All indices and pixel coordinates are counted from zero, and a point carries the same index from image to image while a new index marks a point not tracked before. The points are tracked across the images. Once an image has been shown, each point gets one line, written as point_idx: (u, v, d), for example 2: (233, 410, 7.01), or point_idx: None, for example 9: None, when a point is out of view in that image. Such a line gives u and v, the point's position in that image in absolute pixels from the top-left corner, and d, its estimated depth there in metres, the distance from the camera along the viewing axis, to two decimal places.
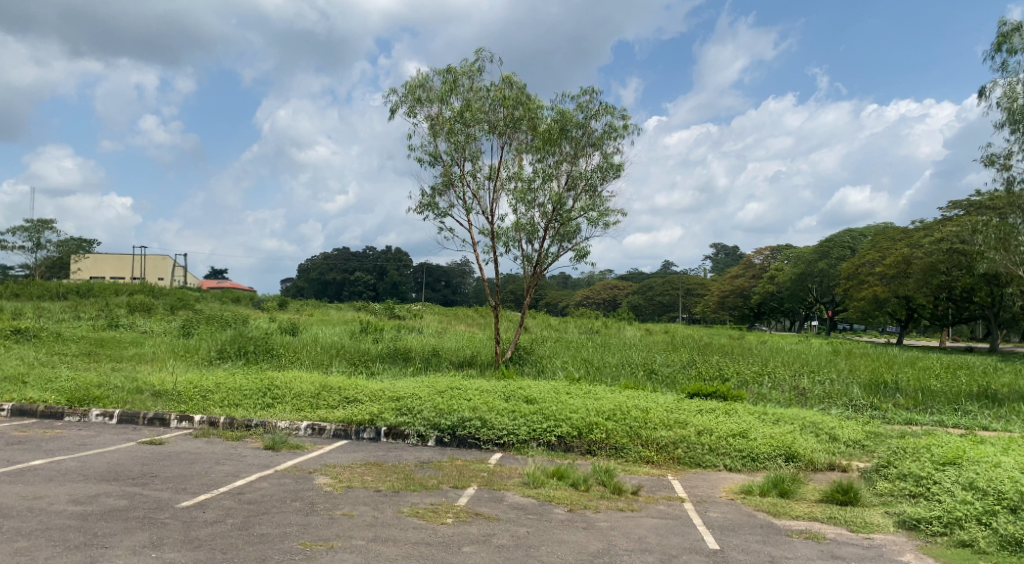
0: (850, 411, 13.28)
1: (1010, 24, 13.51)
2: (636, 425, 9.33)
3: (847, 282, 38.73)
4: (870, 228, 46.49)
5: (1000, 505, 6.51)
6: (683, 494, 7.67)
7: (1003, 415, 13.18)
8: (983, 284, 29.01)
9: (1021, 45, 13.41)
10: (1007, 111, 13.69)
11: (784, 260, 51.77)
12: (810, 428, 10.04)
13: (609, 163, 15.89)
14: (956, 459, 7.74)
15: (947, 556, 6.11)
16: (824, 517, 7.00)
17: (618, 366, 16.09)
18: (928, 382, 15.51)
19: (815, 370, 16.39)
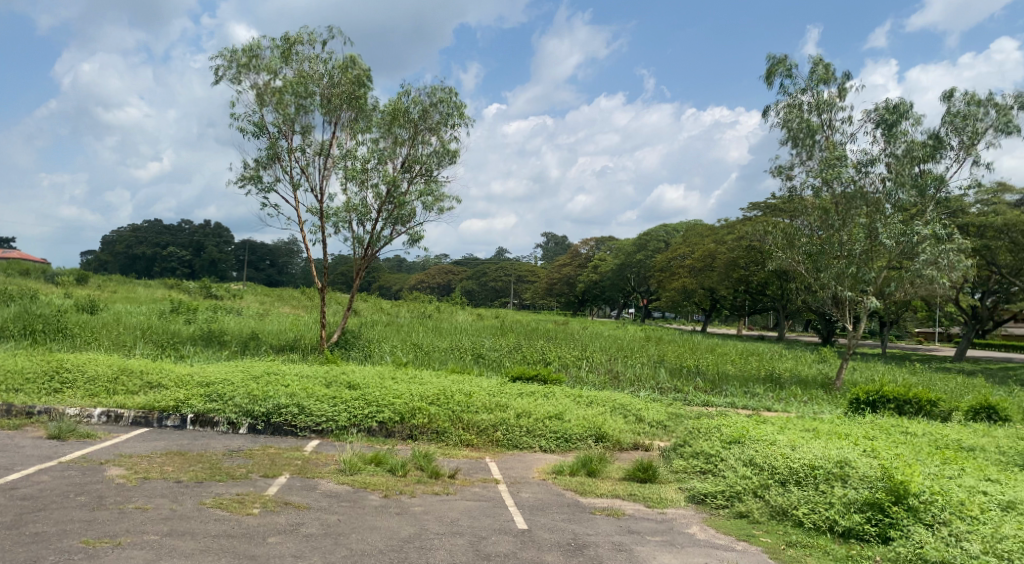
0: (657, 393, 14.28)
1: (776, 58, 15.11)
2: (459, 409, 9.46)
3: (661, 273, 41.45)
4: (684, 225, 50.01)
5: (772, 478, 7.28)
6: (499, 476, 7.89)
7: (785, 396, 14.73)
8: (774, 279, 32.09)
9: (787, 73, 15.00)
10: (787, 130, 15.20)
11: (607, 251, 54.53)
12: (620, 409, 10.67)
13: (444, 148, 15.88)
14: (740, 438, 8.56)
15: (726, 526, 6.75)
16: (626, 494, 7.49)
17: (446, 351, 16.21)
18: (726, 367, 17.01)
19: (628, 356, 17.44)
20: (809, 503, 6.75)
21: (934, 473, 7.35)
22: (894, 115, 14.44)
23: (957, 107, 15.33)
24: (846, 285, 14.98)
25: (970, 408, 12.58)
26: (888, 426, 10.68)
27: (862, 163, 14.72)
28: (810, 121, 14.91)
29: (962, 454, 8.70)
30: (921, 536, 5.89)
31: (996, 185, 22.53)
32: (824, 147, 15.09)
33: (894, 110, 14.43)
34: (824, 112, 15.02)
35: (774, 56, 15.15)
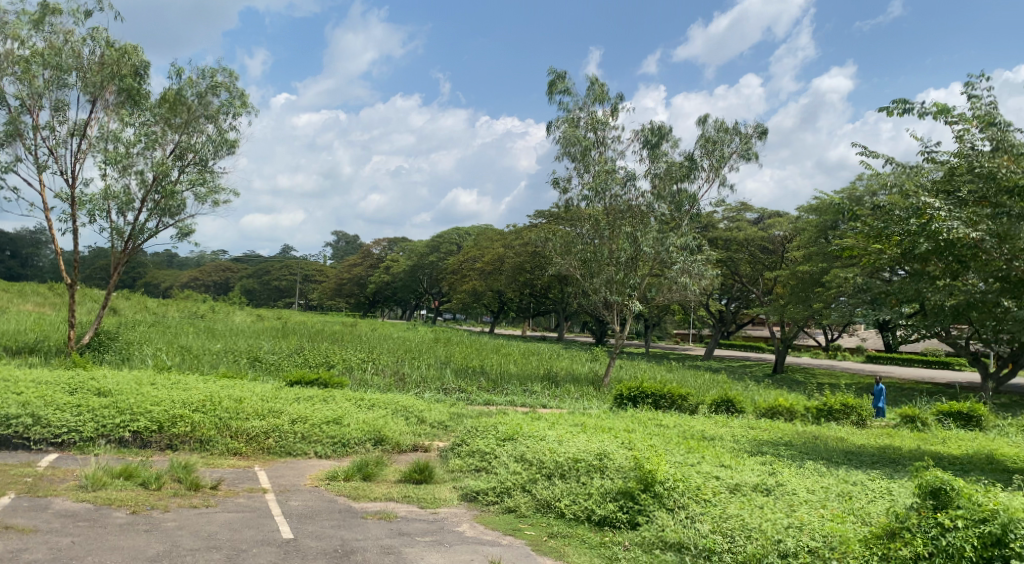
0: (440, 394, 14.43)
1: (558, 73, 15.93)
2: (227, 416, 8.89)
3: (451, 275, 42.03)
4: (472, 229, 51.17)
5: (540, 473, 7.66)
6: (267, 485, 7.52)
7: (560, 394, 15.55)
8: (556, 283, 33.83)
9: (567, 89, 15.89)
10: (566, 143, 16.10)
11: (399, 252, 54.35)
12: (401, 411, 10.64)
13: (222, 138, 14.89)
14: (514, 435, 8.90)
15: (494, 522, 6.99)
16: (399, 496, 7.47)
17: (219, 354, 15.19)
18: (507, 367, 17.60)
19: (414, 357, 17.46)
20: (571, 495, 7.19)
21: (680, 461, 8.14)
22: (657, 136, 15.85)
23: (709, 133, 17.13)
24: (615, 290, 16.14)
25: (714, 401, 14.08)
26: (646, 420, 11.62)
27: (631, 179, 15.96)
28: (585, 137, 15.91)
29: (704, 443, 9.71)
30: (663, 520, 6.47)
31: (740, 204, 25.46)
32: (598, 161, 16.17)
33: (657, 132, 15.84)
34: (599, 129, 16.12)
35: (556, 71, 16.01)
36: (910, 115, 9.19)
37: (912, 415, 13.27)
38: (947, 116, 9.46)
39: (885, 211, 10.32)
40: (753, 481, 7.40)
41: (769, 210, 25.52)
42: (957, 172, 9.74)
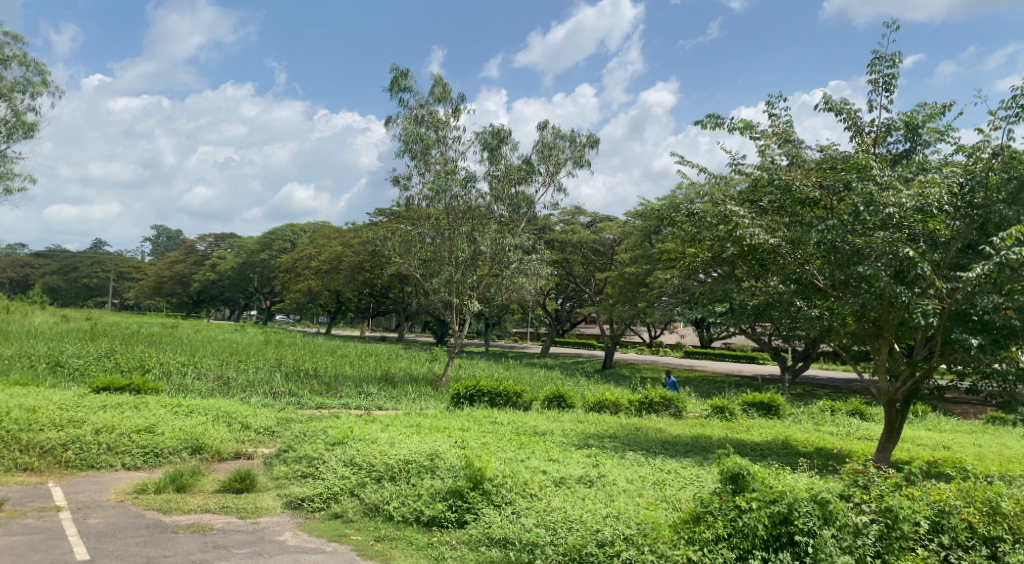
0: (268, 398, 13.80)
1: (400, 70, 15.76)
2: (14, 430, 8.05)
3: (285, 274, 40.36)
4: (308, 226, 49.44)
5: (369, 476, 7.53)
6: (62, 502, 6.85)
7: (396, 394, 15.37)
8: (395, 283, 33.47)
9: (409, 87, 15.76)
10: (405, 141, 15.98)
11: (228, 250, 51.51)
12: (223, 418, 10.07)
13: (18, 119, 13.39)
14: (344, 439, 8.68)
15: (320, 529, 6.78)
16: (217, 507, 7.07)
17: (11, 360, 13.63)
18: (342, 369, 17.15)
19: (242, 359, 16.60)
20: (401, 497, 7.12)
21: (510, 458, 8.30)
22: (496, 139, 16.13)
23: (546, 138, 17.65)
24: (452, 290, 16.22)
25: (546, 397, 14.50)
26: (480, 419, 11.73)
27: (468, 179, 16.10)
28: (426, 135, 15.88)
29: (534, 439, 9.96)
30: (490, 517, 6.57)
31: (573, 207, 26.37)
32: (437, 161, 16.18)
33: (496, 135, 16.12)
34: (439, 129, 16.15)
35: (396, 68, 15.84)
36: (722, 129, 9.96)
37: (721, 405, 14.36)
38: (752, 132, 10.36)
39: (699, 217, 11.10)
40: (578, 473, 7.70)
41: (600, 214, 26.66)
42: (759, 184, 10.68)
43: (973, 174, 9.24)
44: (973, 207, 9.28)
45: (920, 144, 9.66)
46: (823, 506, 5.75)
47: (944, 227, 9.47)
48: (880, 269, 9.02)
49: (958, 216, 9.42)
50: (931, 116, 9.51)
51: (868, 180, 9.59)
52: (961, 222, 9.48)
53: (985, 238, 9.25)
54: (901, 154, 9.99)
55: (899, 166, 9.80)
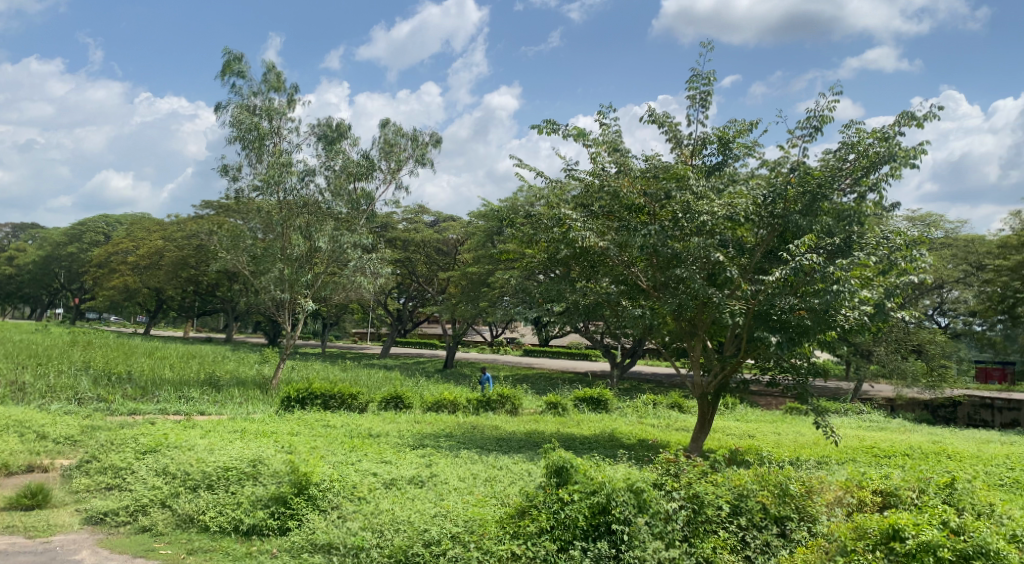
0: (72, 405, 12.56)
1: (233, 54, 14.93)
2: None
3: (97, 269, 36.99)
4: (126, 217, 45.60)
5: (184, 486, 7.06)
6: None
7: (220, 398, 14.50)
8: (224, 280, 31.65)
9: (242, 73, 14.95)
10: (237, 129, 15.18)
11: (29, 241, 46.45)
12: (16, 428, 9.04)
13: None
14: (156, 446, 8.07)
15: (123, 545, 6.30)
16: (0, 528, 6.42)
17: None
18: (161, 372, 15.96)
19: (41, 362, 15.01)
20: (218, 506, 6.72)
21: (339, 461, 8.08)
22: (335, 133, 15.70)
23: (386, 134, 17.41)
24: (284, 288, 15.58)
25: (383, 398, 14.25)
26: (312, 421, 11.33)
27: (303, 173, 15.53)
28: (259, 125, 15.17)
29: (368, 441, 9.76)
30: (314, 523, 6.35)
31: (416, 206, 26.18)
32: (271, 152, 15.49)
33: (335, 129, 15.70)
34: (275, 119, 15.50)
35: (228, 52, 14.99)
36: (558, 134, 10.27)
37: (555, 401, 14.80)
38: (584, 138, 10.77)
39: (534, 220, 11.38)
40: (409, 474, 7.63)
41: (443, 213, 26.65)
42: (591, 189, 11.13)
43: (774, 186, 10.14)
44: (774, 217, 10.20)
45: (730, 157, 10.47)
46: (638, 495, 6.07)
47: (750, 234, 10.31)
48: (695, 272, 9.68)
49: (763, 225, 10.30)
50: (740, 132, 10.33)
51: (686, 190, 10.24)
52: (765, 231, 10.36)
53: (784, 245, 10.28)
54: (715, 166, 10.79)
55: (713, 177, 10.55)
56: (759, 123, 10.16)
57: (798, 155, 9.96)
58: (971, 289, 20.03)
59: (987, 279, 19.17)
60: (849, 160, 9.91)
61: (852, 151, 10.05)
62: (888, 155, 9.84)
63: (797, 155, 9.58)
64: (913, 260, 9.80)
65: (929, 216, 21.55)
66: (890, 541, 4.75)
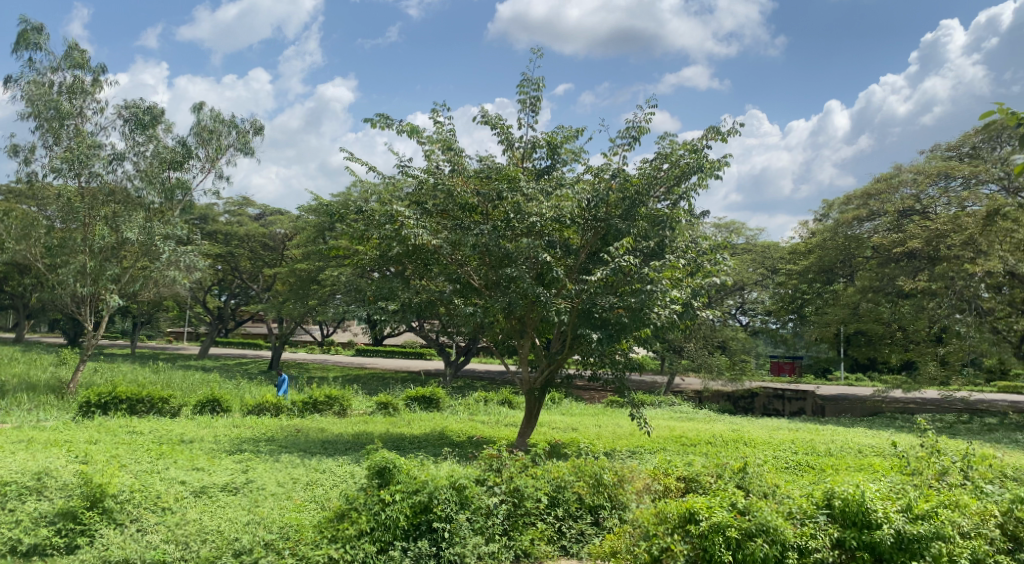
0: None
1: (29, 22, 13.43)
2: None
3: None
4: None
5: None
6: None
7: (6, 405, 12.93)
8: (14, 274, 28.32)
9: (38, 44, 13.48)
10: (31, 106, 13.66)
11: None
12: None
13: None
14: None
15: None
16: None
17: None
18: None
19: None
20: None
21: (142, 470, 7.49)
22: (147, 116, 14.56)
23: (205, 121, 16.38)
24: (85, 283, 14.21)
25: (199, 402, 13.36)
26: (116, 429, 10.40)
27: (111, 158, 14.26)
28: (59, 102, 13.75)
29: (179, 447, 9.10)
30: (109, 538, 5.83)
31: (240, 197, 24.84)
32: (72, 133, 14.08)
33: (148, 112, 14.56)
34: (77, 98, 14.11)
35: (23, 20, 13.46)
36: (390, 130, 10.14)
37: (385, 401, 14.59)
38: (417, 135, 10.71)
39: (365, 216, 11.18)
40: (222, 481, 7.22)
41: (269, 207, 25.48)
42: (423, 186, 11.08)
43: (598, 191, 10.62)
44: (598, 220, 10.68)
45: (558, 162, 10.84)
46: (460, 492, 6.11)
47: (575, 236, 10.74)
48: (523, 271, 9.95)
49: (586, 228, 10.75)
50: (568, 138, 10.73)
51: (516, 191, 10.45)
52: (589, 234, 10.83)
53: (606, 247, 10.71)
54: (544, 170, 11.10)
55: (542, 180, 10.87)
56: (585, 130, 10.61)
57: (619, 163, 10.51)
58: (767, 290, 22.10)
59: (781, 282, 21.23)
60: (664, 169, 10.59)
61: (667, 160, 10.74)
62: (697, 166, 10.63)
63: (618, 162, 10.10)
64: (717, 264, 10.66)
65: (733, 223, 23.50)
66: (686, 524, 5.13)
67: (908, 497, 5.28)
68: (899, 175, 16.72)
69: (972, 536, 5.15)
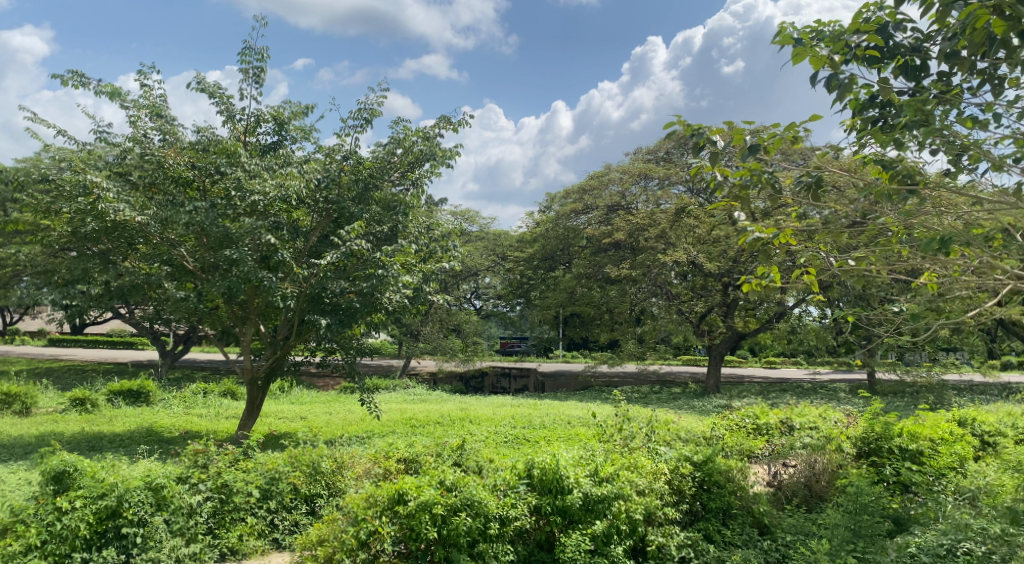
0: None
1: None
2: None
3: None
4: None
5: None
6: None
7: None
8: None
9: None
10: None
11: None
12: None
13: None
14: None
15: None
16: None
17: None
18: None
19: None
20: None
21: None
22: None
23: None
24: None
25: None
26: None
27: None
28: None
29: None
30: None
31: None
32: None
33: None
34: None
35: None
36: (87, 89, 8.93)
37: (81, 397, 12.93)
38: (119, 97, 9.56)
39: (53, 186, 9.78)
40: None
41: None
42: (128, 156, 9.94)
43: (328, 172, 10.30)
44: (329, 202, 10.39)
45: (286, 139, 10.36)
46: (156, 493, 5.57)
47: (305, 218, 10.35)
48: (245, 254, 9.34)
49: (317, 209, 10.40)
50: (296, 115, 10.29)
51: (237, 167, 9.78)
52: (319, 216, 10.51)
53: (336, 230, 10.45)
54: (269, 146, 10.53)
55: (267, 157, 10.32)
56: (314, 108, 10.26)
57: (351, 145, 10.32)
58: (497, 275, 23.21)
59: (509, 268, 22.45)
60: (397, 154, 10.59)
61: (400, 146, 10.77)
62: (429, 153, 10.80)
63: (349, 144, 9.89)
64: (448, 251, 10.96)
65: (467, 211, 24.32)
66: (395, 505, 5.19)
67: (595, 463, 5.86)
68: (609, 173, 18.41)
69: (646, 492, 5.89)
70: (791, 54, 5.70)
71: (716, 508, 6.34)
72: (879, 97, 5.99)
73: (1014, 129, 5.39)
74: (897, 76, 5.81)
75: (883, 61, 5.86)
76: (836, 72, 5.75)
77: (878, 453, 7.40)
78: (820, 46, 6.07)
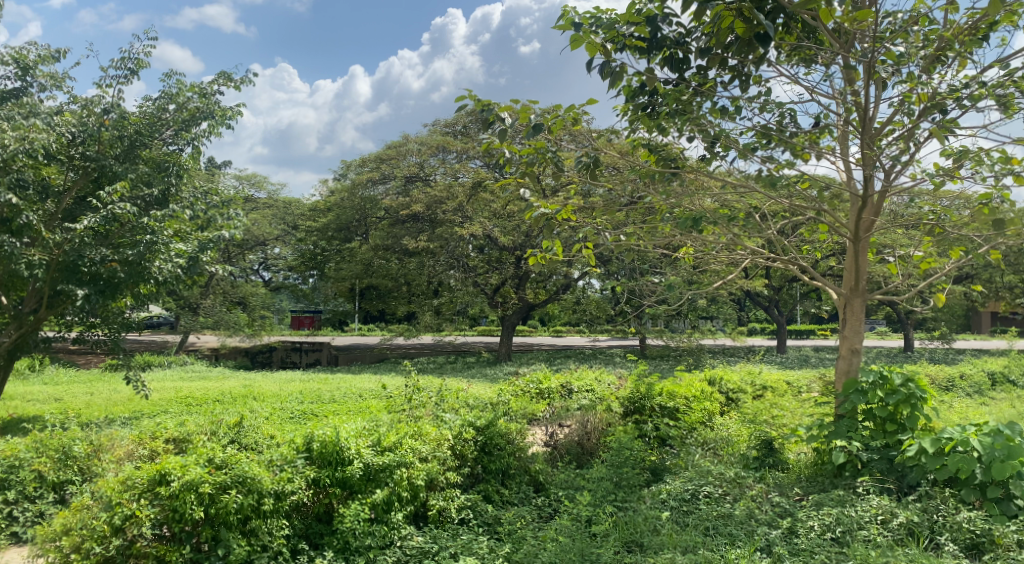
0: None
1: None
2: None
3: None
4: None
5: None
6: None
7: None
8: None
9: None
10: None
11: None
12: None
13: None
14: None
15: None
16: None
17: None
18: None
19: None
20: None
21: None
22: None
23: None
24: None
25: None
26: None
27: None
28: None
29: None
30: None
31: None
32: None
33: None
34: None
35: None
36: None
37: None
38: None
39: None
40: None
41: None
42: None
43: (85, 125, 9.25)
44: (86, 158, 9.34)
45: (32, 86, 9.15)
46: None
47: (58, 176, 9.21)
48: None
49: (71, 167, 9.32)
50: (44, 59, 9.12)
51: None
52: (76, 174, 9.44)
53: (98, 191, 9.45)
54: (9, 93, 9.25)
55: (8, 104, 9.04)
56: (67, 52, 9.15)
57: (114, 97, 9.35)
58: (288, 246, 22.30)
59: (300, 238, 21.65)
60: (169, 110, 9.80)
61: (172, 101, 9.95)
62: (206, 111, 10.12)
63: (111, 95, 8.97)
64: (229, 219, 10.36)
65: (254, 176, 23.04)
66: (156, 486, 4.84)
67: (378, 433, 5.85)
68: (406, 144, 18.34)
69: (429, 459, 5.99)
70: (569, 38, 5.98)
71: (496, 469, 6.62)
72: (649, 86, 6.37)
73: (756, 122, 6.06)
74: (662, 66, 6.29)
75: (651, 51, 6.30)
76: (609, 60, 6.11)
77: (641, 410, 8.05)
78: (597, 32, 6.39)
